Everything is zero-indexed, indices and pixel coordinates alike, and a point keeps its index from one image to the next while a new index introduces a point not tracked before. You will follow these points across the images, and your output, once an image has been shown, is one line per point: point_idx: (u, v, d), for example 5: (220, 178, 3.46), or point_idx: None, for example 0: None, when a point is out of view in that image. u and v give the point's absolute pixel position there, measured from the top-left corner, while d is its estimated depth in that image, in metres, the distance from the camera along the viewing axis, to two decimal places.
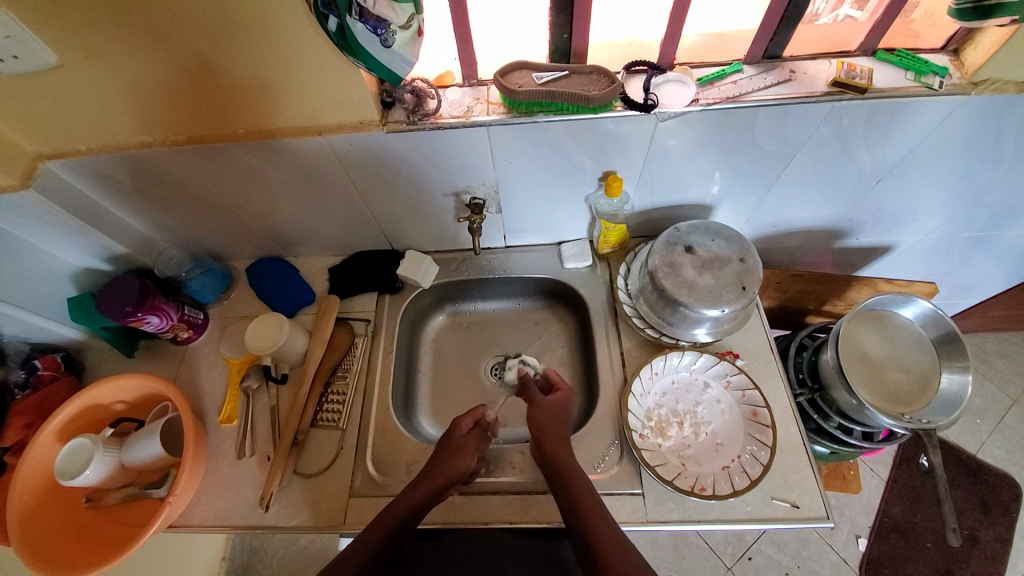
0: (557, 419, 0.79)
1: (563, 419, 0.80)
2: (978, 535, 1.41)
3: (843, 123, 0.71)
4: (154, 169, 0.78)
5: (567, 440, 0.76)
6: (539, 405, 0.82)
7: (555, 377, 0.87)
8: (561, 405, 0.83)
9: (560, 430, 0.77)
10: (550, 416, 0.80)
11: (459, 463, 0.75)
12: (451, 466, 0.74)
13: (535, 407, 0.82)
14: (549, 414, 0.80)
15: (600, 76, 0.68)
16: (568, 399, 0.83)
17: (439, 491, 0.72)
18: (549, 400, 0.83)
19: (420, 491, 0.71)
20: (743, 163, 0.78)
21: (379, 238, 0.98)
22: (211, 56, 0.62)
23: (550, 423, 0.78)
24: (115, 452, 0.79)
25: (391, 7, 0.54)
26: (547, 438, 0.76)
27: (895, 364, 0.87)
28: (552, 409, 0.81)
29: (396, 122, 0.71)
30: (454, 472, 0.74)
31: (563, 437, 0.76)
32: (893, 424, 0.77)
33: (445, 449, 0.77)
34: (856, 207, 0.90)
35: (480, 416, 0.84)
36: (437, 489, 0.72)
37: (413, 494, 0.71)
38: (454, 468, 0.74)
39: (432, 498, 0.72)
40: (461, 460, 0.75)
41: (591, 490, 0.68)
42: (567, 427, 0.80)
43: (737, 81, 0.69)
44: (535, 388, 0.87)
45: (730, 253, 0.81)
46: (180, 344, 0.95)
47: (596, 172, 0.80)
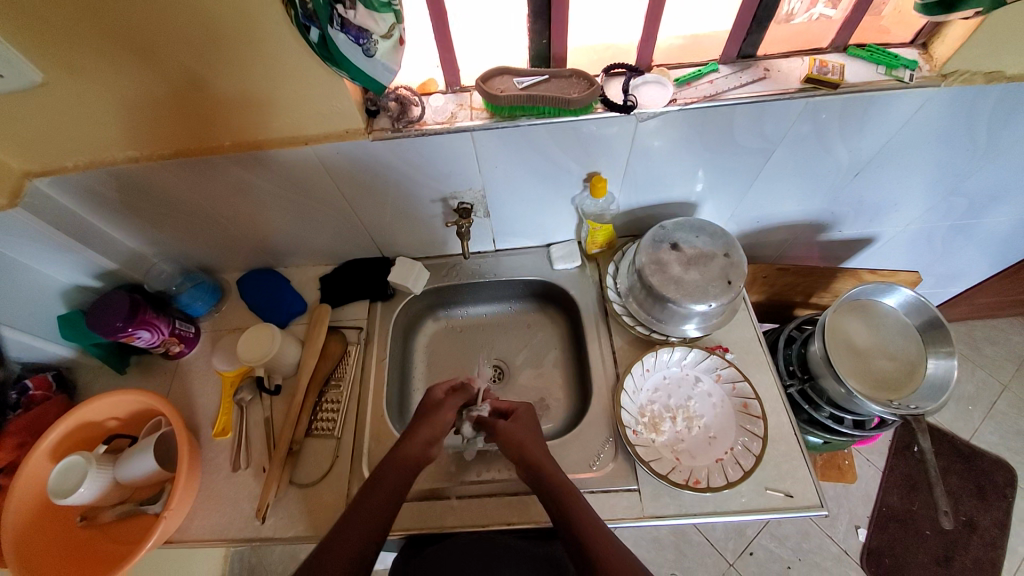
0: (531, 433, 0.77)
1: (535, 430, 0.78)
2: (976, 521, 1.42)
3: (819, 118, 0.72)
4: (142, 184, 0.78)
5: (545, 449, 0.75)
6: (502, 426, 0.78)
7: (503, 403, 0.83)
8: (523, 422, 0.79)
9: (536, 441, 0.76)
10: (524, 431, 0.77)
11: (439, 419, 0.76)
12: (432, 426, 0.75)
13: (504, 429, 0.77)
14: (522, 431, 0.77)
15: (579, 79, 0.68)
16: (527, 413, 0.81)
17: (416, 457, 0.72)
18: (512, 420, 0.79)
19: (401, 484, 0.70)
20: (725, 159, 0.80)
21: (369, 246, 0.99)
22: (196, 70, 0.63)
23: (524, 438, 0.76)
24: (109, 469, 0.79)
25: (371, 16, 0.56)
26: (526, 457, 0.74)
27: (882, 352, 0.88)
28: (522, 428, 0.77)
29: (382, 130, 0.72)
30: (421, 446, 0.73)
31: (538, 444, 0.75)
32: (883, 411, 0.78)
33: (418, 418, 0.77)
34: (838, 200, 0.92)
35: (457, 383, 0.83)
36: (406, 464, 0.71)
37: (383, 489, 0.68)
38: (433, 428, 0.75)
39: (408, 473, 0.71)
40: (440, 419, 0.76)
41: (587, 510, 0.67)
42: (540, 436, 0.78)
43: (714, 80, 0.71)
44: (490, 418, 0.81)
45: (715, 248, 0.82)
46: (172, 359, 0.94)
47: (580, 174, 0.81)
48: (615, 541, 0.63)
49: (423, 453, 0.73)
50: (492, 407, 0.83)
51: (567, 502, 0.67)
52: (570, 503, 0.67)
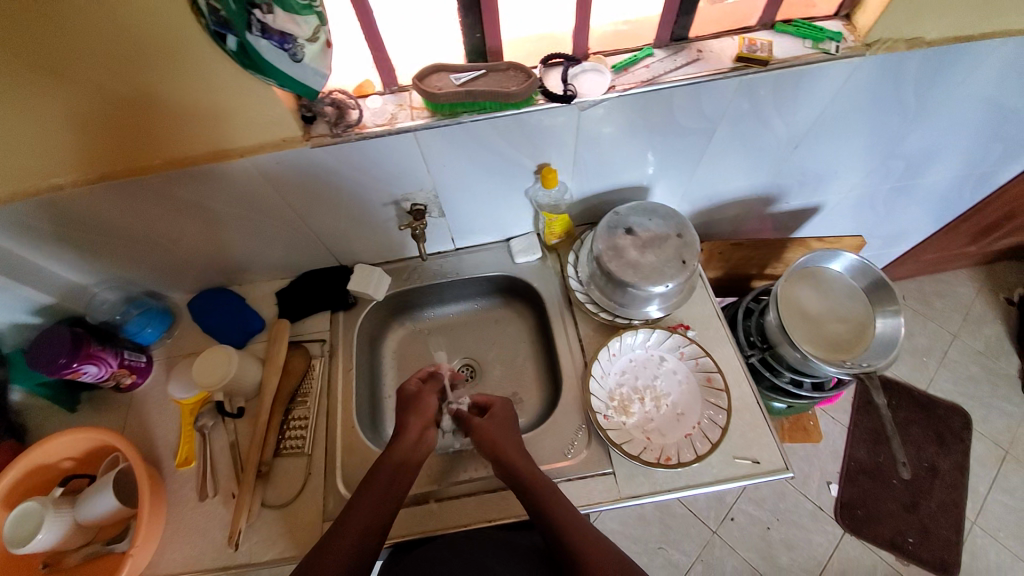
0: (506, 430, 0.77)
1: (510, 426, 0.78)
2: (938, 466, 1.51)
3: (755, 94, 0.74)
4: (71, 213, 0.74)
5: (519, 445, 0.76)
6: (478, 424, 0.78)
7: (481, 398, 0.84)
8: (501, 416, 0.80)
9: (511, 439, 0.76)
10: (498, 429, 0.77)
11: (426, 407, 0.80)
12: (420, 415, 0.79)
13: (480, 428, 0.78)
14: (497, 429, 0.77)
15: (516, 72, 0.67)
16: (505, 408, 0.81)
17: (411, 447, 0.75)
18: (489, 417, 0.79)
19: (379, 505, 0.68)
20: (670, 141, 0.81)
21: (324, 255, 0.96)
22: (112, 87, 0.59)
23: (499, 435, 0.76)
24: (68, 512, 0.76)
25: (292, 20, 0.54)
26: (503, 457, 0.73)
27: (833, 316, 0.92)
28: (497, 426, 0.77)
29: (321, 136, 0.69)
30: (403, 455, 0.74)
31: (514, 442, 0.75)
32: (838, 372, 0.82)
33: (405, 411, 0.79)
34: (782, 172, 0.95)
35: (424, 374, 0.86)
36: (400, 463, 0.73)
37: (362, 506, 0.68)
38: (422, 419, 0.79)
39: (406, 467, 0.73)
40: (426, 408, 0.80)
41: (567, 507, 0.67)
42: (517, 433, 0.78)
43: (650, 65, 0.71)
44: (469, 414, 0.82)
45: (668, 230, 0.84)
46: (125, 391, 0.90)
47: (530, 166, 0.81)
48: (597, 538, 0.65)
49: (420, 442, 0.76)
50: (471, 403, 0.85)
51: (548, 499, 0.68)
52: (548, 502, 0.68)
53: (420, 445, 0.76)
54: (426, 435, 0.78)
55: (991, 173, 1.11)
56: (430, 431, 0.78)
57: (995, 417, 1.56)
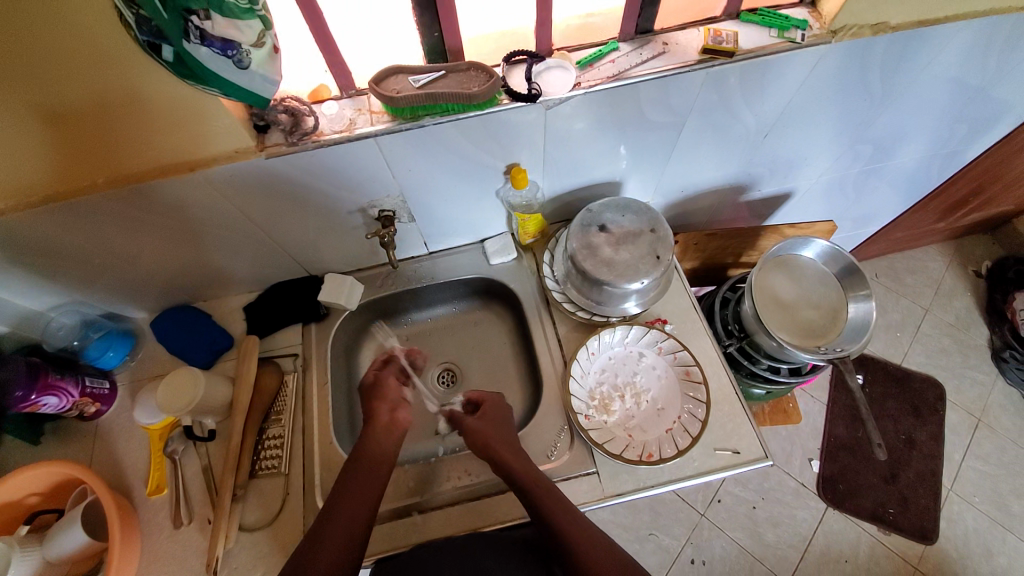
0: (499, 427, 0.77)
1: (502, 424, 0.78)
2: (914, 437, 1.56)
3: (723, 86, 0.73)
4: (14, 239, 0.70)
5: (512, 442, 0.75)
6: (471, 424, 0.77)
7: (473, 395, 0.83)
8: (496, 414, 0.79)
9: (503, 436, 0.75)
10: (491, 427, 0.76)
11: (390, 392, 0.80)
12: (386, 400, 0.79)
13: (473, 428, 0.77)
14: (490, 427, 0.77)
15: (477, 71, 0.64)
16: (497, 405, 0.80)
17: (385, 428, 0.75)
18: (481, 416, 0.78)
19: (358, 510, 0.67)
20: (640, 136, 0.80)
21: (292, 266, 0.93)
22: (44, 105, 0.55)
23: (491, 433, 0.75)
24: (36, 549, 0.72)
25: (234, 25, 0.50)
26: (497, 455, 0.73)
27: (808, 303, 0.93)
28: (491, 425, 0.77)
29: (276, 146, 0.66)
30: (378, 455, 0.72)
31: (506, 440, 0.75)
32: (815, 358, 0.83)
33: (369, 400, 0.79)
34: (754, 161, 0.95)
35: (386, 359, 0.87)
36: (375, 458, 0.72)
37: (345, 510, 0.66)
38: (388, 401, 0.79)
39: (386, 450, 0.74)
40: (390, 393, 0.80)
41: (566, 507, 0.67)
42: (510, 430, 0.77)
43: (615, 59, 0.69)
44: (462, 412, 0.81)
45: (641, 225, 0.83)
46: (89, 420, 0.87)
47: (499, 167, 0.79)
48: (596, 535, 0.66)
49: (392, 421, 0.77)
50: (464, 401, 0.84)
51: (548, 498, 0.67)
52: (546, 502, 0.67)
53: (394, 424, 0.76)
54: (398, 415, 0.78)
55: (958, 152, 1.13)
56: (400, 410, 0.79)
57: (967, 387, 1.61)
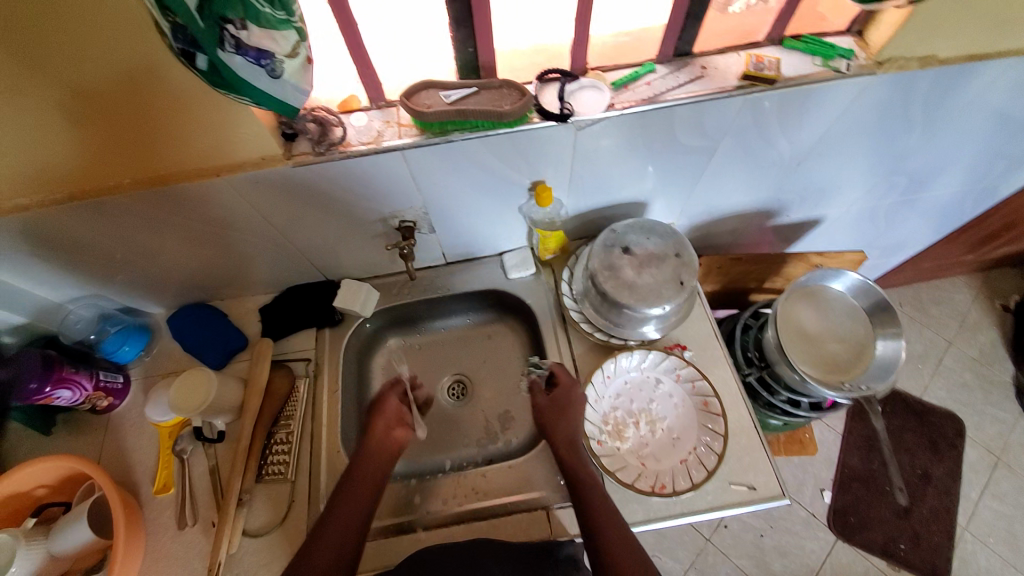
0: (565, 416, 0.76)
1: (569, 414, 0.76)
2: (930, 473, 1.52)
3: (760, 113, 0.71)
4: (38, 233, 0.70)
5: (574, 436, 0.74)
6: (540, 404, 0.78)
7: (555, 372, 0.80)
8: (569, 398, 0.78)
9: (566, 429, 0.75)
10: (557, 415, 0.76)
11: (390, 409, 0.80)
12: (385, 417, 0.79)
13: (541, 410, 0.78)
14: (557, 413, 0.76)
15: (510, 90, 0.63)
16: (570, 391, 0.78)
17: (378, 446, 0.75)
18: (551, 401, 0.78)
19: (349, 532, 0.67)
20: (670, 158, 0.78)
21: (309, 270, 0.93)
22: (75, 105, 0.55)
23: (558, 420, 0.76)
24: (42, 542, 0.73)
25: (268, 35, 0.49)
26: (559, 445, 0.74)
27: (833, 336, 0.90)
28: (558, 413, 0.76)
29: (302, 154, 0.65)
30: (375, 477, 0.72)
31: (569, 432, 0.75)
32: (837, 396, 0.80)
33: (370, 416, 0.80)
34: (784, 187, 0.93)
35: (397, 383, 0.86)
36: (368, 476, 0.72)
37: (335, 529, 0.66)
38: (387, 419, 0.79)
39: (382, 464, 0.75)
40: (389, 411, 0.80)
41: (613, 517, 0.67)
42: (578, 420, 0.76)
43: (651, 82, 0.68)
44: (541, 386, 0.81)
45: (666, 249, 0.81)
46: (102, 413, 0.87)
47: (524, 183, 0.78)
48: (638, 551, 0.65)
49: (387, 438, 0.77)
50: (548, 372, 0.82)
51: (592, 499, 0.68)
52: (596, 507, 0.67)
53: (388, 443, 0.76)
54: (393, 433, 0.78)
55: (997, 186, 1.09)
56: (397, 428, 0.78)
57: (989, 425, 1.56)
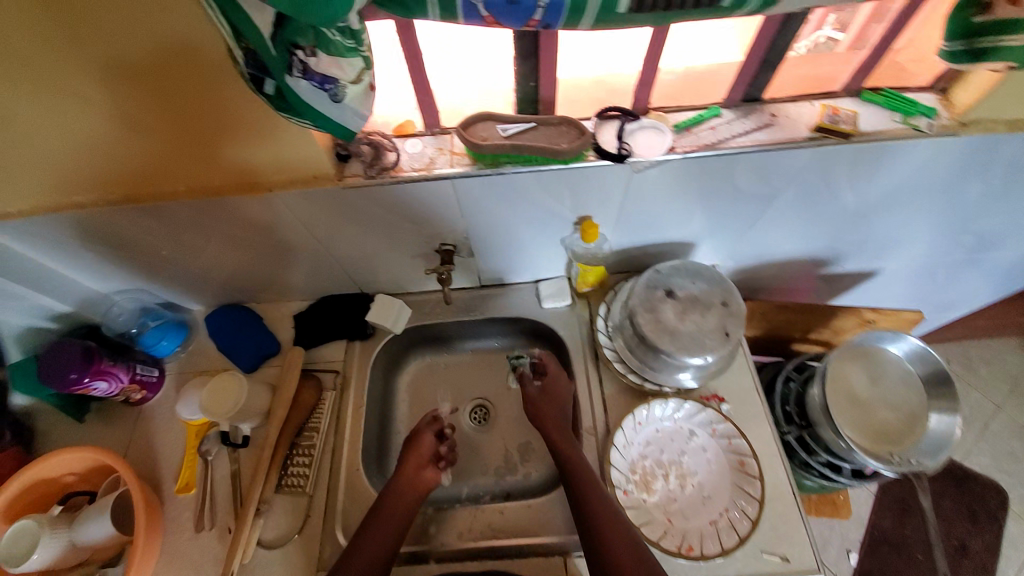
0: (555, 403, 0.81)
1: (558, 402, 0.82)
2: (967, 545, 1.42)
3: (827, 166, 0.68)
4: (95, 229, 0.72)
5: (563, 423, 0.79)
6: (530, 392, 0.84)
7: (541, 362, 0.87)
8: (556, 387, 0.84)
9: (555, 414, 0.80)
10: (547, 402, 0.82)
11: (423, 447, 0.81)
12: (417, 454, 0.80)
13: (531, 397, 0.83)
14: (546, 400, 0.82)
15: (569, 128, 0.62)
16: (559, 380, 0.84)
17: (407, 487, 0.75)
18: (541, 388, 0.84)
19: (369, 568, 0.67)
20: (724, 204, 0.75)
21: (346, 282, 0.93)
22: (143, 116, 0.57)
23: (546, 406, 0.81)
24: (65, 531, 0.74)
25: (336, 63, 0.48)
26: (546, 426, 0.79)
27: (883, 403, 0.86)
28: (548, 400, 0.82)
29: (354, 176, 0.65)
30: (401, 517, 0.73)
31: (557, 416, 0.80)
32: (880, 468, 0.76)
33: (403, 451, 0.81)
34: (841, 238, 0.88)
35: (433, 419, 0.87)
36: (394, 515, 0.72)
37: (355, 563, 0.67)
38: (419, 457, 0.80)
39: (407, 504, 0.74)
40: (423, 449, 0.81)
41: (599, 494, 0.69)
42: (565, 409, 0.81)
43: (715, 126, 0.65)
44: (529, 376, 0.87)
45: (712, 296, 0.78)
46: (135, 405, 0.89)
47: (570, 218, 0.76)
48: (628, 535, 0.66)
49: (416, 479, 0.77)
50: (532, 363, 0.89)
51: (589, 498, 0.68)
52: (582, 485, 0.70)
53: (417, 483, 0.77)
54: (423, 474, 0.78)
55: None
56: (426, 470, 0.79)
57: None
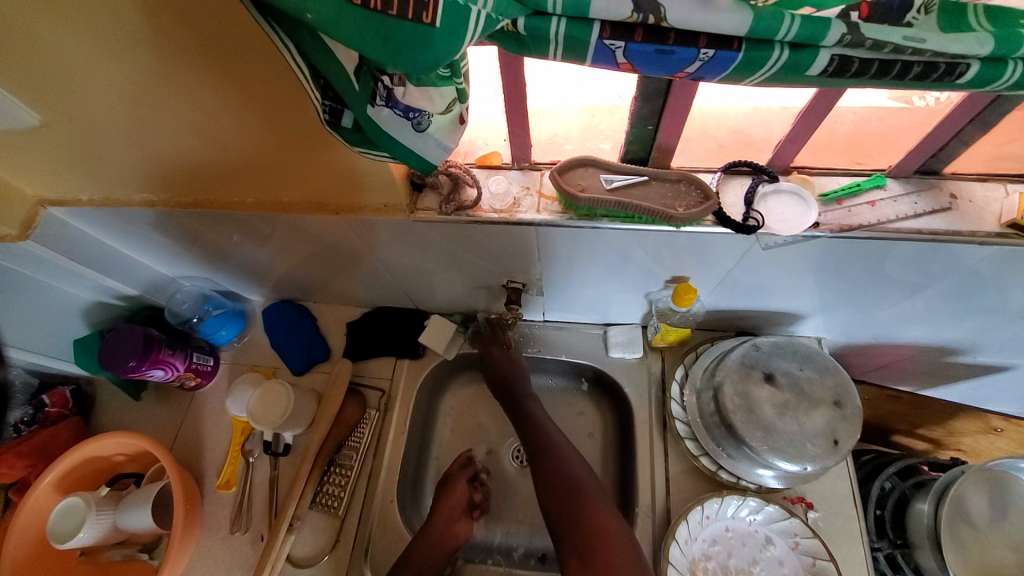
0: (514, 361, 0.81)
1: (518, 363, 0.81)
2: None
3: (1013, 265, 0.53)
4: (163, 223, 0.70)
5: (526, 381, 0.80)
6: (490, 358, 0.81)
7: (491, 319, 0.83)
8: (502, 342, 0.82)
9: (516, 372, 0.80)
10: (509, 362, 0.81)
11: (457, 495, 0.77)
12: (451, 503, 0.76)
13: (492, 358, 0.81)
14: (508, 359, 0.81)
15: (690, 186, 0.51)
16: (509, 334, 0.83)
17: (436, 539, 0.71)
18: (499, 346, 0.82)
19: None
20: (859, 285, 0.62)
21: (402, 298, 0.88)
22: (216, 128, 0.52)
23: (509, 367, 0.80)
24: (110, 513, 0.76)
25: (426, 94, 0.38)
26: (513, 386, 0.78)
27: (1005, 540, 0.70)
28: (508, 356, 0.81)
29: (427, 210, 0.58)
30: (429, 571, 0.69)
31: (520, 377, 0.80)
32: None
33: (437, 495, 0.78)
34: (991, 335, 0.72)
35: (466, 461, 0.83)
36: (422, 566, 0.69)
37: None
38: (451, 506, 0.76)
39: (434, 557, 0.70)
40: (456, 496, 0.77)
41: (570, 468, 0.67)
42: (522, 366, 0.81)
43: (876, 201, 0.52)
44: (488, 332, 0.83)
45: (822, 391, 0.65)
46: (189, 391, 0.90)
47: (664, 276, 0.65)
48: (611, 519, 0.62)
49: (447, 531, 0.73)
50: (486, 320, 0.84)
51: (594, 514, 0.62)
52: (552, 460, 0.68)
53: (449, 536, 0.73)
54: (454, 526, 0.74)
55: None
56: (459, 523, 0.75)
57: None
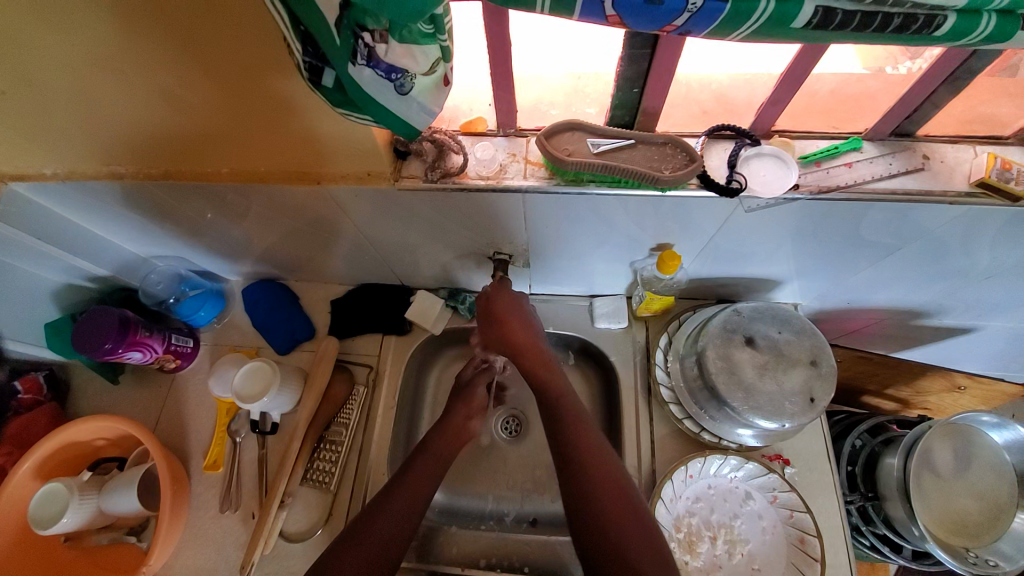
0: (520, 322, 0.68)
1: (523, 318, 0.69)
2: None
3: (976, 225, 0.56)
4: (133, 198, 0.67)
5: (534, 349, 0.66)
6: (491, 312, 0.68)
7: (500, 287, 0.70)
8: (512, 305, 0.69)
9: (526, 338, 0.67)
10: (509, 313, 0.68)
11: (475, 399, 0.77)
12: (468, 406, 0.76)
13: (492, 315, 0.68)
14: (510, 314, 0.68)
15: (676, 150, 0.52)
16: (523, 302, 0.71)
17: (455, 432, 0.71)
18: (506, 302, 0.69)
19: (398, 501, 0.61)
20: (835, 249, 0.64)
21: (386, 274, 0.87)
22: (185, 92, 0.50)
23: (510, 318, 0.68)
24: (93, 498, 0.74)
25: (410, 52, 0.38)
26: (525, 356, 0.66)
27: (965, 488, 0.75)
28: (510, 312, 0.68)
29: (412, 178, 0.57)
30: (443, 462, 0.67)
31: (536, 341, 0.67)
32: (948, 560, 0.67)
33: (452, 400, 0.77)
34: (955, 297, 0.75)
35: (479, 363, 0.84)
36: (442, 451, 0.68)
37: (396, 504, 0.60)
38: (468, 408, 0.76)
39: (453, 444, 0.70)
40: (475, 400, 0.77)
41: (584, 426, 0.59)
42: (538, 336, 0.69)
43: (853, 163, 0.54)
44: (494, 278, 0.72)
45: (799, 351, 0.68)
46: (169, 373, 0.88)
47: (649, 243, 0.66)
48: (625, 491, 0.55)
49: (463, 428, 0.73)
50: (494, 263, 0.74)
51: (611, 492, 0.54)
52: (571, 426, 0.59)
53: (463, 432, 0.72)
54: (471, 423, 0.74)
55: None
56: (474, 420, 0.75)
57: None
